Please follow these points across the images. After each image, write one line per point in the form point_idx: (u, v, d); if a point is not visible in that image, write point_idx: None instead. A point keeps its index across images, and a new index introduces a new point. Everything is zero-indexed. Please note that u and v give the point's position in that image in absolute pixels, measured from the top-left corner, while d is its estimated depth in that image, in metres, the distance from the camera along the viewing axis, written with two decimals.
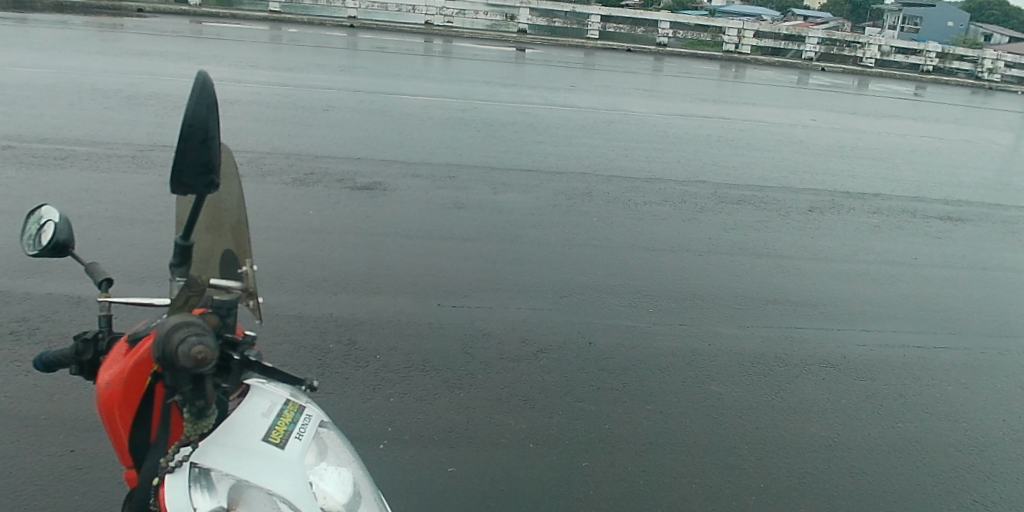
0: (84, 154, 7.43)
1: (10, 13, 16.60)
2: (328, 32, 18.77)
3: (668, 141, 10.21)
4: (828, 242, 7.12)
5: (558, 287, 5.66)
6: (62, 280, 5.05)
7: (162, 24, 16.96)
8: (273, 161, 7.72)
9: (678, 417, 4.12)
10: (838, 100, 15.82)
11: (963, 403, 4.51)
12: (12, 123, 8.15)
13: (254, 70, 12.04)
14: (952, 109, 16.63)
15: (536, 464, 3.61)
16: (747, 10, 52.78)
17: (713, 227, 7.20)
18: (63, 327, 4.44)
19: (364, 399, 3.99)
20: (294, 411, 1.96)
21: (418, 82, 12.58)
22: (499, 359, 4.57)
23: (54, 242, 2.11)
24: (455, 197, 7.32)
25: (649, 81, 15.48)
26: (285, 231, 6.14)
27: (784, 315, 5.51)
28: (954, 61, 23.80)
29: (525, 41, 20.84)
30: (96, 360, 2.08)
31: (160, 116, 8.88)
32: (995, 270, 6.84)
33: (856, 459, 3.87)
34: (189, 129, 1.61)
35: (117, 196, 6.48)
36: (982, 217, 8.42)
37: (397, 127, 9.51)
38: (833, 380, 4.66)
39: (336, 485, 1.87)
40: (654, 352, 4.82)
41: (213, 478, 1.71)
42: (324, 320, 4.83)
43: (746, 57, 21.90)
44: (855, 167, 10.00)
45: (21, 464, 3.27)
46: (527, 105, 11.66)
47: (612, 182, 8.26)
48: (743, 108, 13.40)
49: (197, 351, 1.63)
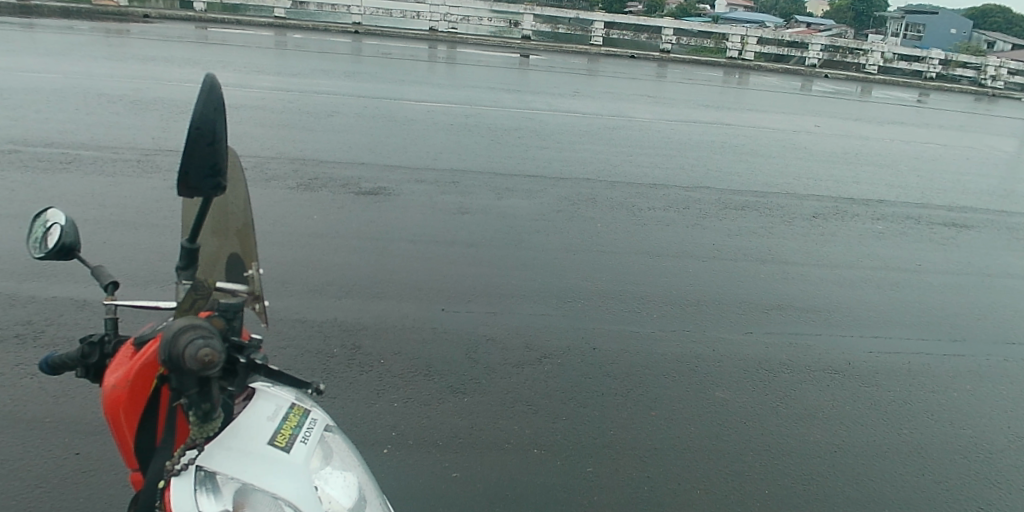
0: (90, 158, 7.45)
1: (16, 19, 16.70)
2: (333, 38, 18.84)
3: (672, 147, 10.22)
4: (833, 248, 7.10)
5: (562, 292, 5.66)
6: (67, 284, 5.05)
7: (167, 30, 17.04)
8: (277, 165, 7.74)
9: (682, 423, 4.11)
10: (842, 106, 15.83)
11: (968, 411, 4.49)
12: (19, 128, 8.18)
13: (259, 76, 12.07)
14: (955, 115, 16.63)
15: (540, 470, 3.60)
16: (750, 17, 52.89)
17: (717, 233, 7.20)
18: (67, 330, 4.44)
19: (368, 404, 3.98)
20: (300, 415, 1.96)
21: (422, 87, 12.61)
22: (503, 364, 4.57)
23: (60, 245, 2.10)
24: (460, 202, 7.32)
25: (652, 87, 15.52)
26: (288, 236, 6.15)
27: (790, 321, 5.50)
28: (957, 68, 23.76)
29: (529, 47, 20.91)
30: (101, 363, 2.07)
31: (166, 121, 8.92)
32: (999, 278, 6.81)
33: (861, 466, 3.85)
34: (196, 131, 1.62)
35: (122, 200, 6.49)
36: (986, 223, 8.40)
37: (401, 132, 9.52)
38: (838, 386, 4.65)
39: (341, 489, 1.86)
40: (657, 358, 4.81)
41: (218, 481, 1.72)
42: (328, 324, 4.83)
43: (749, 63, 21.92)
44: (859, 173, 9.99)
45: (26, 467, 3.27)
46: (531, 110, 11.69)
47: (615, 187, 8.26)
48: (746, 114, 13.42)
49: (204, 353, 1.63)
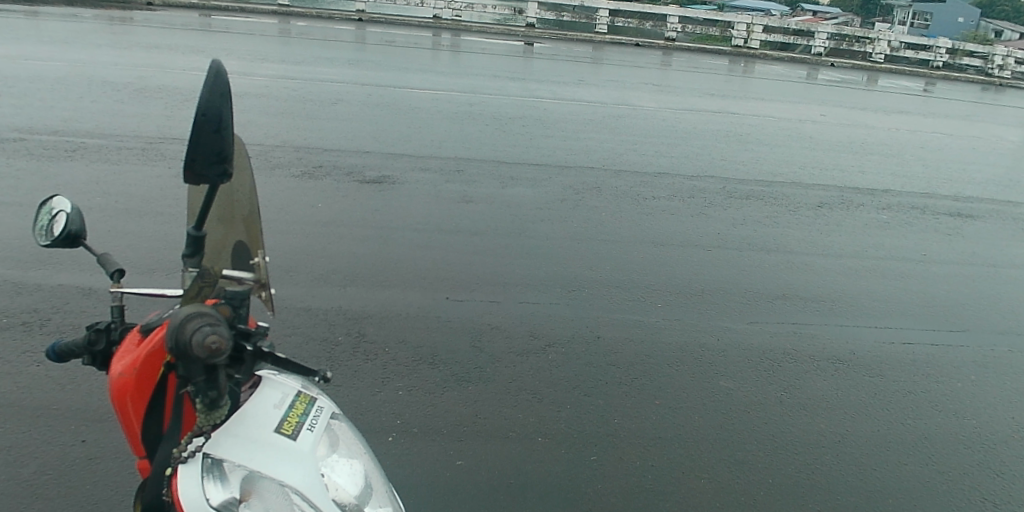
0: (94, 146, 7.44)
1: (20, 7, 16.67)
2: (337, 26, 18.77)
3: (677, 136, 10.17)
4: (839, 238, 7.08)
5: (566, 281, 5.65)
6: (72, 272, 5.06)
7: (171, 18, 16.97)
8: (281, 154, 7.72)
9: (687, 412, 4.11)
10: (848, 95, 15.74)
11: (973, 401, 4.48)
12: (23, 116, 8.17)
13: (262, 64, 12.02)
14: (962, 105, 16.49)
15: (545, 458, 3.60)
16: (756, 5, 52.47)
17: (722, 222, 7.17)
18: (73, 318, 4.45)
19: (373, 392, 3.99)
20: (306, 403, 1.96)
21: (425, 76, 12.55)
22: (507, 353, 4.57)
23: (66, 232, 2.10)
24: (464, 191, 7.31)
25: (657, 75, 15.45)
26: (293, 224, 6.14)
27: (795, 311, 5.49)
28: (964, 57, 23.58)
29: (534, 35, 20.79)
30: (107, 350, 2.07)
31: (170, 109, 8.91)
32: (1006, 268, 6.78)
33: (865, 456, 3.85)
34: (203, 117, 1.60)
35: (127, 189, 6.49)
36: (992, 213, 8.35)
37: (405, 121, 9.50)
38: (842, 376, 4.64)
39: (348, 477, 1.87)
40: (661, 347, 4.80)
41: (225, 468, 1.72)
42: (333, 312, 4.84)
43: (755, 52, 21.81)
44: (866, 163, 9.94)
45: (32, 453, 3.28)
46: (536, 98, 11.64)
47: (620, 176, 8.23)
48: (752, 103, 13.35)
49: (211, 341, 1.62)
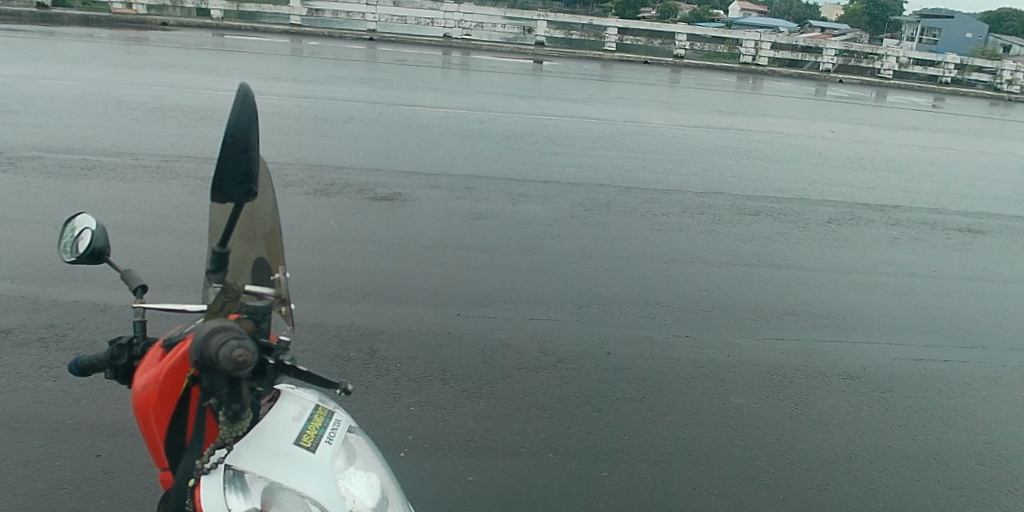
0: (110, 164, 7.55)
1: (37, 27, 16.94)
2: (349, 45, 18.97)
3: (686, 153, 10.23)
4: (848, 254, 7.08)
5: (577, 297, 5.69)
6: (90, 288, 5.14)
7: (184, 37, 17.19)
8: (294, 172, 7.82)
9: (698, 428, 4.13)
10: (857, 111, 15.80)
11: (985, 417, 4.47)
12: (38, 135, 8.29)
13: (275, 83, 12.16)
14: (971, 121, 16.50)
15: (554, 474, 3.63)
16: (765, 21, 52.59)
17: (732, 238, 7.21)
18: (89, 334, 4.51)
19: (385, 407, 4.04)
20: (324, 415, 2.01)
21: (436, 94, 12.67)
22: (518, 369, 4.60)
23: (90, 249, 2.15)
24: (474, 207, 7.38)
25: (666, 93, 15.54)
26: (306, 241, 6.21)
27: (804, 327, 5.50)
28: (973, 73, 23.64)
29: (543, 53, 20.95)
30: (130, 364, 2.12)
31: (184, 128, 9.02)
32: (1015, 283, 6.77)
33: (877, 472, 3.85)
34: (230, 138, 1.66)
35: (142, 206, 6.58)
36: (1001, 229, 8.35)
37: (416, 139, 9.58)
38: (853, 392, 4.64)
39: (364, 488, 1.90)
40: (670, 362, 4.83)
41: (246, 479, 1.75)
42: (346, 329, 4.89)
43: (762, 69, 21.93)
44: (875, 178, 9.95)
45: (49, 467, 3.34)
46: (545, 116, 11.72)
47: (629, 193, 8.28)
48: (761, 119, 13.42)
49: (237, 354, 1.67)
